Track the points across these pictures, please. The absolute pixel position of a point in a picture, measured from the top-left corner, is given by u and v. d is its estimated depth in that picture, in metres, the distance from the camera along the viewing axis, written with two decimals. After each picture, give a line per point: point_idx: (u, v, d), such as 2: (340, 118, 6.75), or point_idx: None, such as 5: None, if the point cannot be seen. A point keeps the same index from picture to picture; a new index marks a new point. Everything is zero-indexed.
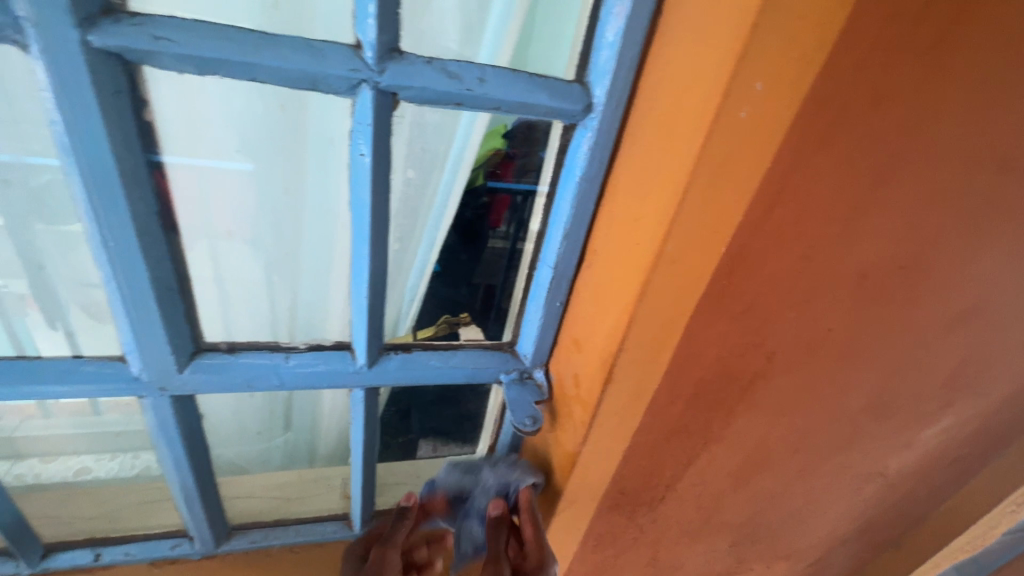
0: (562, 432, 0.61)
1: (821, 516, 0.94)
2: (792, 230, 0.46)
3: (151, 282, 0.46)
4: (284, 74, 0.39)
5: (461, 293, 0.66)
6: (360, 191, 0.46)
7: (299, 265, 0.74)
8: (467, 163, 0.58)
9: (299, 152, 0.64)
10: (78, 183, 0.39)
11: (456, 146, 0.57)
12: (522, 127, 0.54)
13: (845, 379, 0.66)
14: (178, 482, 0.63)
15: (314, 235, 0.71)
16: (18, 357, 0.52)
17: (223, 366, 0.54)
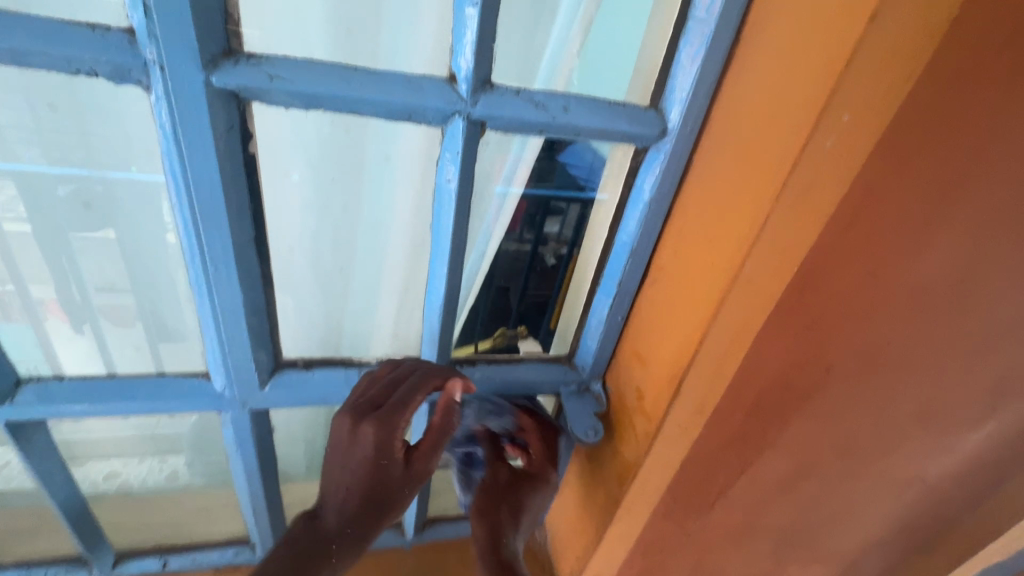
0: (623, 442, 0.63)
1: (860, 521, 0.95)
2: (863, 249, 0.48)
3: (243, 304, 0.48)
4: (385, 108, 0.41)
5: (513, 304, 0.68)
6: (444, 214, 0.48)
7: (349, 285, 0.73)
8: (520, 176, 0.57)
9: (360, 174, 0.62)
10: (187, 213, 0.42)
11: (509, 164, 0.56)
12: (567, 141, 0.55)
13: (898, 390, 0.67)
14: (249, 492, 0.65)
15: (369, 254, 0.70)
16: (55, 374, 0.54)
17: (301, 382, 0.56)
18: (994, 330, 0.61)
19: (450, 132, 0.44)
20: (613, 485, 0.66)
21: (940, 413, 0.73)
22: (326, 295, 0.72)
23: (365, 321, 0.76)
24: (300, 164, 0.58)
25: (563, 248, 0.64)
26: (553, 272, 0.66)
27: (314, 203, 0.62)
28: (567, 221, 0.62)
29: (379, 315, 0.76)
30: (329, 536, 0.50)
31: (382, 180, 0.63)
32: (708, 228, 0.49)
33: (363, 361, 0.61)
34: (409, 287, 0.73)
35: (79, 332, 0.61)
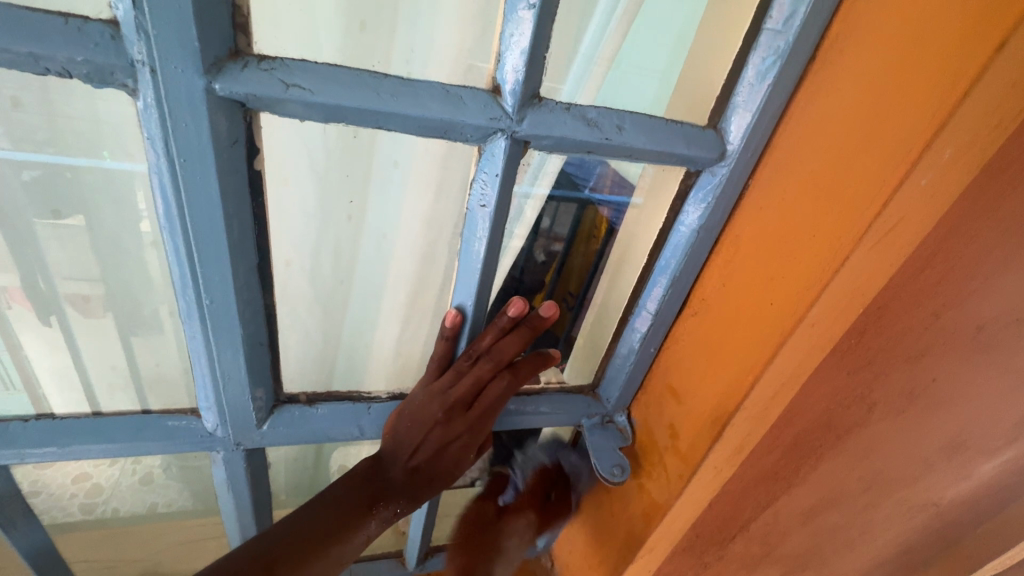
0: (650, 482, 0.58)
1: (872, 545, 0.92)
2: (933, 288, 0.44)
3: (242, 337, 0.42)
4: (416, 124, 0.35)
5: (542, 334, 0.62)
6: (475, 240, 0.43)
7: (346, 300, 0.66)
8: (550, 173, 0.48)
9: (364, 183, 0.55)
10: (179, 237, 0.35)
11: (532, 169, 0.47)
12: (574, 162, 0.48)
13: (935, 424, 0.64)
14: (240, 529, 0.59)
15: (370, 269, 0.64)
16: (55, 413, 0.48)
17: (303, 421, 0.50)
18: None
19: (489, 152, 0.38)
20: (635, 526, 0.61)
21: (968, 443, 0.70)
22: (324, 312, 0.65)
23: (363, 338, 0.70)
24: (302, 174, 0.51)
25: (554, 242, 0.56)
26: (545, 269, 0.58)
27: (316, 214, 0.55)
28: (559, 216, 0.54)
29: (378, 331, 0.69)
30: (396, 490, 0.52)
31: (390, 191, 0.57)
32: (766, 261, 0.44)
33: (373, 395, 0.55)
34: (415, 302, 0.67)
35: (46, 325, 0.53)
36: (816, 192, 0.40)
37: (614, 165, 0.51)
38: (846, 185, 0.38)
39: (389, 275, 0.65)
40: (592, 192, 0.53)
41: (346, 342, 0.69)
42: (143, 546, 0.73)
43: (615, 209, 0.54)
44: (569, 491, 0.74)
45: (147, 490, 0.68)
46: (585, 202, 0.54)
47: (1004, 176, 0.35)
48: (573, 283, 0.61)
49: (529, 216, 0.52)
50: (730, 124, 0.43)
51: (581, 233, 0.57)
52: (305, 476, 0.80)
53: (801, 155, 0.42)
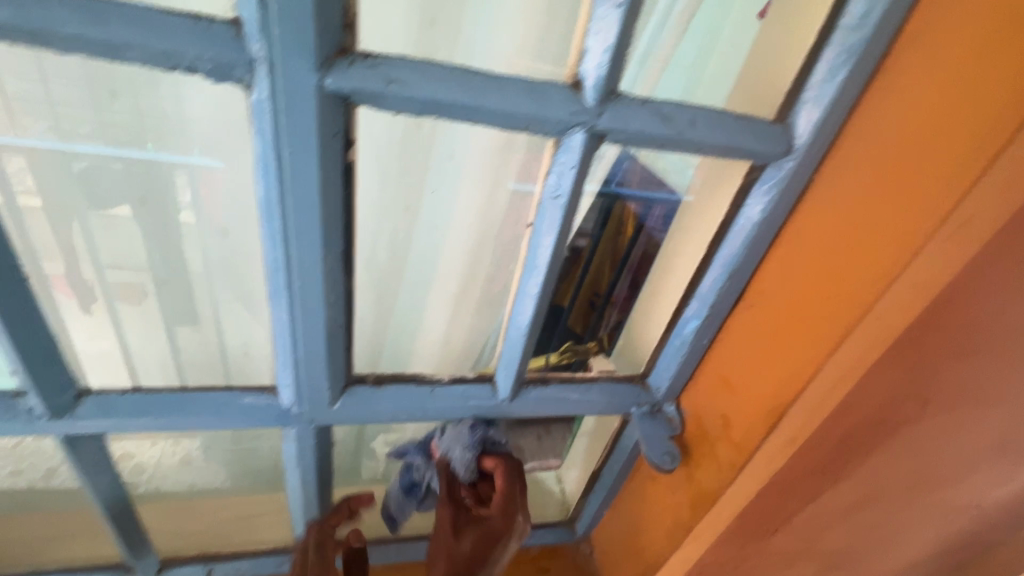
0: (699, 471, 0.59)
1: (910, 546, 0.92)
2: (999, 285, 0.44)
3: (324, 319, 0.44)
4: (502, 118, 0.36)
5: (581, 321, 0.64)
6: (545, 230, 0.44)
7: (396, 287, 0.68)
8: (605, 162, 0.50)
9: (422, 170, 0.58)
10: (279, 223, 0.38)
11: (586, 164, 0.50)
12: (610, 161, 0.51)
13: (987, 423, 0.63)
14: (303, 502, 0.62)
15: (421, 254, 0.66)
16: (144, 386, 0.51)
17: (372, 400, 0.52)
18: None
19: (567, 144, 0.39)
20: (682, 514, 0.63)
21: (1017, 444, 0.70)
22: (380, 299, 0.68)
23: (413, 326, 0.72)
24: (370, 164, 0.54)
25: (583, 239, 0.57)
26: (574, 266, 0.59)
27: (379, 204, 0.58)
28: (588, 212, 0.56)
29: (427, 318, 0.72)
30: None
31: (448, 181, 0.59)
32: (830, 254, 0.45)
33: (435, 376, 0.56)
34: (465, 290, 0.69)
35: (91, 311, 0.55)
36: (887, 186, 0.41)
37: (642, 162, 0.53)
38: (920, 179, 0.39)
39: (438, 262, 0.67)
40: (619, 187, 0.54)
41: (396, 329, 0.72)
42: (200, 527, 0.74)
43: (645, 204, 0.58)
44: (612, 480, 0.75)
45: (185, 469, 0.71)
46: (614, 197, 0.55)
47: None
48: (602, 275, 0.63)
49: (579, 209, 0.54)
50: (797, 118, 0.44)
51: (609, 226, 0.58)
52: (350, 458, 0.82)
53: (869, 150, 0.42)
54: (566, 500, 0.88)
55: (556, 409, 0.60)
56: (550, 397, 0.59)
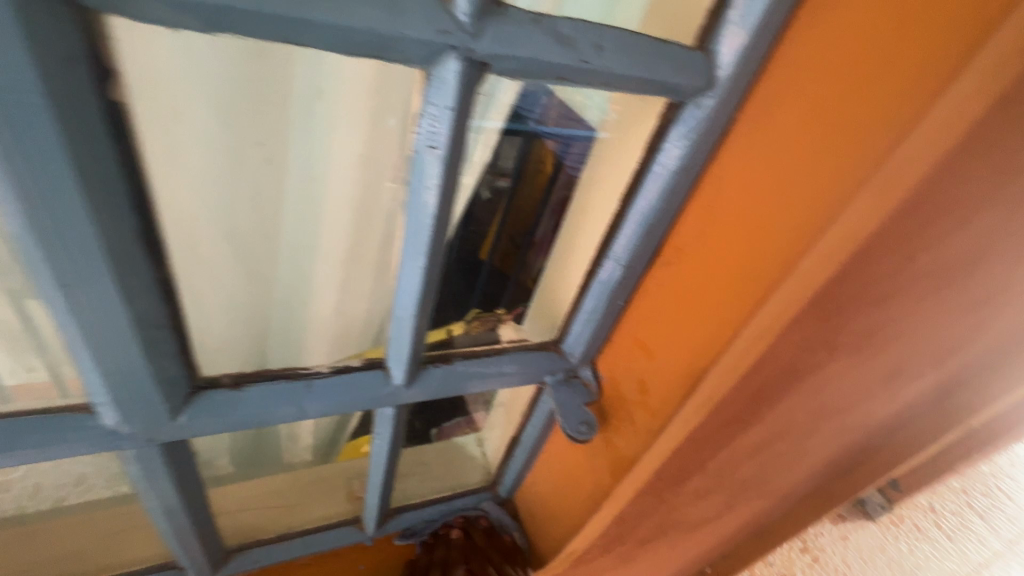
0: (617, 436, 0.57)
1: (806, 464, 0.98)
2: (914, 236, 0.42)
3: (130, 321, 0.33)
4: (339, 39, 0.26)
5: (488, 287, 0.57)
6: (424, 192, 0.35)
7: (277, 246, 0.59)
8: (503, 105, 0.42)
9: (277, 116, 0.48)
10: (12, 195, 0.26)
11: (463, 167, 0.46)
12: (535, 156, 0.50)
13: (881, 359, 0.64)
14: (167, 518, 0.52)
15: (295, 213, 0.56)
16: None
17: (230, 405, 0.43)
18: (991, 293, 0.58)
19: (437, 77, 0.30)
20: (601, 477, 0.61)
21: (906, 371, 0.73)
22: (255, 270, 0.60)
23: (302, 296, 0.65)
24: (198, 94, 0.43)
25: (499, 180, 0.49)
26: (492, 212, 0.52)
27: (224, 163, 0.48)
28: (504, 151, 0.48)
29: (316, 293, 0.65)
30: None
31: (316, 127, 0.50)
32: (755, 201, 0.40)
33: (313, 368, 0.47)
34: (352, 241, 0.59)
35: None
36: (817, 128, 0.35)
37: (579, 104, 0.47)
38: (855, 114, 0.33)
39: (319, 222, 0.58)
40: (538, 126, 0.46)
41: (280, 302, 0.64)
42: (56, 555, 0.61)
43: (563, 142, 0.48)
44: (531, 443, 0.72)
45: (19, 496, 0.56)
46: (531, 136, 0.47)
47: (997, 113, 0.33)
48: (519, 229, 0.55)
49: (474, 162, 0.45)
50: (719, 46, 0.37)
51: (529, 176, 0.51)
52: (244, 445, 0.66)
53: (808, 82, 0.35)
54: (488, 463, 0.84)
55: (463, 388, 0.54)
56: (454, 375, 0.52)
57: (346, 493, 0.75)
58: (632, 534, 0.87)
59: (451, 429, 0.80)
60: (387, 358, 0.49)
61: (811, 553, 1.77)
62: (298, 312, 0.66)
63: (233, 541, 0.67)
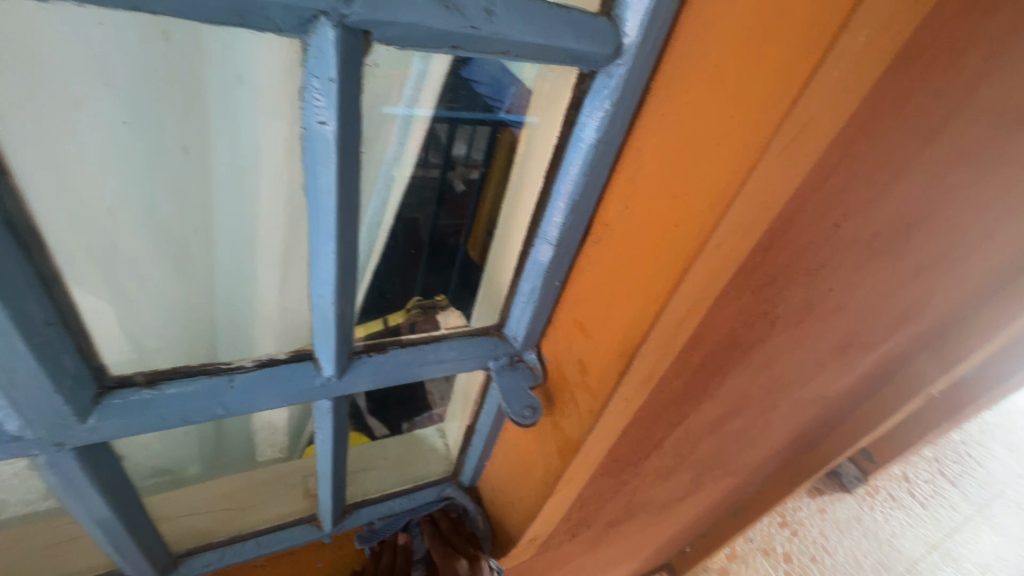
0: (563, 418, 0.56)
1: (770, 438, 0.98)
2: (835, 201, 0.42)
3: (9, 316, 0.31)
4: (194, 5, 0.25)
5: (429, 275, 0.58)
6: (321, 171, 0.34)
7: (212, 243, 0.56)
8: (435, 85, 0.43)
9: (195, 102, 0.45)
10: None
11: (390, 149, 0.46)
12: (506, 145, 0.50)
13: (827, 330, 0.65)
14: (98, 527, 0.50)
15: (226, 205, 0.53)
16: None
17: (143, 406, 0.41)
18: (929, 259, 0.59)
19: (315, 46, 0.29)
20: (551, 461, 0.60)
21: (856, 341, 0.73)
22: (188, 269, 0.57)
23: (245, 295, 0.62)
24: (100, 96, 0.41)
25: (471, 171, 0.53)
26: (459, 197, 0.55)
27: (140, 152, 0.46)
28: (474, 140, 0.50)
29: (257, 301, 0.62)
30: None
31: (236, 110, 0.47)
32: (671, 173, 0.39)
33: (237, 363, 0.46)
34: (288, 235, 0.56)
35: None
36: (721, 95, 0.35)
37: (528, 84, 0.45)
38: (752, 79, 0.33)
39: (254, 217, 0.55)
40: (506, 115, 0.48)
41: (223, 310, 0.62)
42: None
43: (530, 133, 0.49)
44: (486, 431, 0.71)
45: None
46: (500, 124, 0.49)
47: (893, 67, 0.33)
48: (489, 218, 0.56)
49: (411, 149, 0.48)
50: (624, 12, 0.36)
51: (499, 157, 0.52)
52: (192, 446, 0.65)
53: (707, 46, 0.35)
54: (450, 453, 0.83)
55: (401, 377, 0.53)
56: (388, 365, 0.51)
57: (302, 491, 0.73)
58: (598, 517, 0.87)
59: (420, 419, 0.80)
60: (315, 350, 0.48)
61: (790, 526, 1.80)
62: (242, 313, 0.62)
63: (179, 548, 0.65)
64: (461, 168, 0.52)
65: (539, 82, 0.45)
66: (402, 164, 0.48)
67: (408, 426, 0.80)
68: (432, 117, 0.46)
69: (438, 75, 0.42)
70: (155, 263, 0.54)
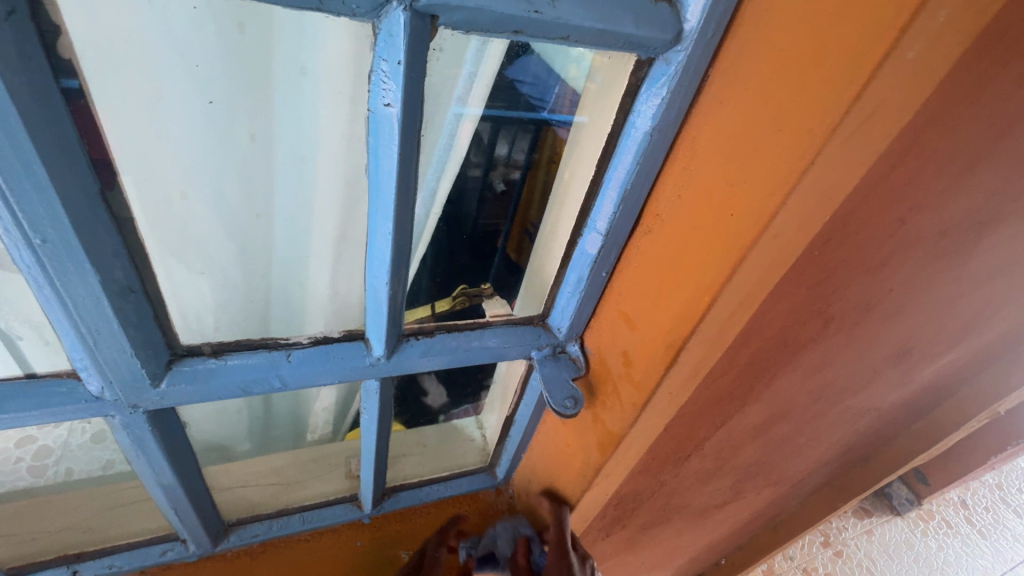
0: (605, 411, 0.56)
1: (817, 449, 0.95)
2: (903, 193, 0.40)
3: (100, 282, 0.34)
4: None
5: (478, 270, 0.58)
6: (385, 153, 0.35)
7: (272, 227, 0.59)
8: (484, 80, 0.45)
9: (266, 92, 0.48)
10: None
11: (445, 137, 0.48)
12: (545, 143, 0.51)
13: (885, 334, 0.62)
14: (162, 492, 0.54)
15: (287, 190, 0.56)
16: None
17: (209, 373, 0.44)
18: (999, 262, 0.56)
19: (384, 30, 0.30)
20: (591, 454, 0.60)
21: (916, 349, 0.70)
22: (248, 250, 0.60)
23: (299, 277, 0.64)
24: (181, 82, 0.44)
25: (513, 171, 0.53)
26: (502, 201, 0.55)
27: (212, 137, 0.48)
28: (515, 141, 0.51)
29: (309, 287, 0.64)
30: None
31: (300, 100, 0.49)
32: (728, 162, 0.39)
33: (293, 340, 0.48)
34: (344, 222, 0.59)
35: None
36: (784, 80, 0.34)
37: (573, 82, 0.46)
38: (819, 63, 0.32)
39: (312, 204, 0.57)
40: (550, 114, 0.49)
41: (278, 292, 0.64)
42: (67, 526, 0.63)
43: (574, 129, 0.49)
44: (526, 423, 0.72)
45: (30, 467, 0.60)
46: (540, 124, 0.50)
47: (971, 53, 0.31)
48: (529, 218, 0.57)
49: (461, 141, 0.49)
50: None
51: (542, 158, 0.52)
52: (245, 423, 0.68)
53: (771, 31, 0.34)
54: (488, 445, 0.84)
55: (447, 361, 0.54)
56: (434, 348, 0.52)
57: (345, 471, 0.76)
58: (633, 518, 0.86)
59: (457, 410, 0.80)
60: (366, 330, 0.49)
61: (833, 547, 1.72)
62: (295, 296, 0.65)
63: (230, 518, 0.68)
64: (498, 170, 0.53)
65: (588, 82, 0.45)
66: (453, 150, 0.49)
67: (445, 416, 0.81)
68: (479, 116, 0.48)
69: (491, 71, 0.44)
70: (218, 242, 0.57)
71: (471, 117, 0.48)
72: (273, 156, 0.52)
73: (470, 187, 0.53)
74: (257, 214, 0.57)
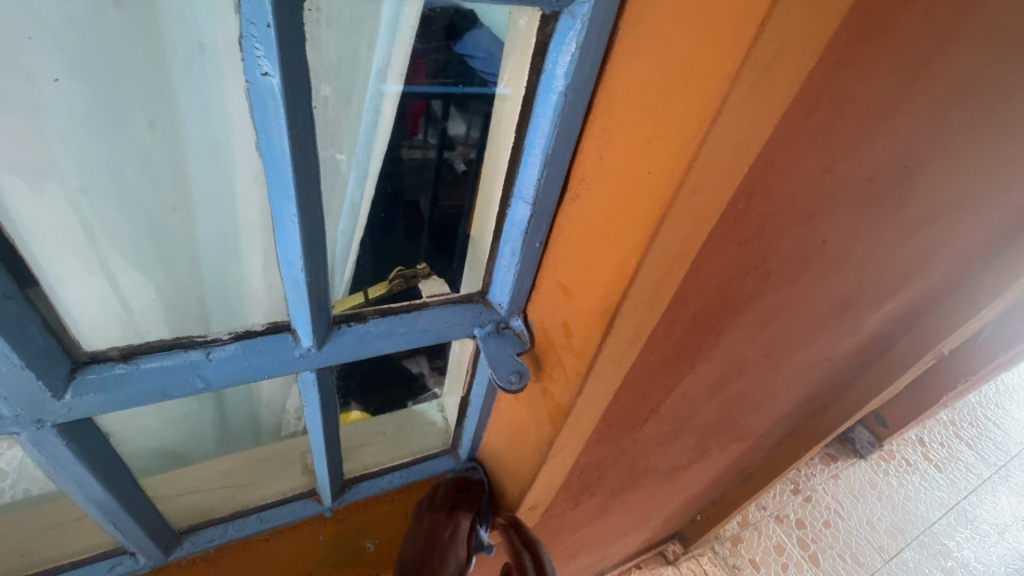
0: (551, 383, 0.56)
1: (775, 402, 0.97)
2: (822, 141, 0.40)
3: None
4: None
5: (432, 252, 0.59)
6: (272, 129, 0.32)
7: (192, 220, 0.55)
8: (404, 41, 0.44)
9: (160, 72, 0.44)
10: None
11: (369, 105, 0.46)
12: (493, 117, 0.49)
13: (826, 285, 0.62)
14: (94, 506, 0.51)
15: (203, 180, 0.52)
16: None
17: (120, 380, 0.41)
18: (929, 205, 0.56)
19: None
20: (543, 427, 0.60)
21: (858, 298, 0.71)
22: (170, 246, 0.56)
23: (231, 272, 0.60)
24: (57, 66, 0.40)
25: (468, 151, 0.52)
26: (460, 180, 0.55)
27: (105, 125, 0.44)
28: (468, 118, 0.50)
29: (244, 282, 0.61)
30: None
31: (201, 79, 0.45)
32: (643, 117, 0.37)
33: (213, 337, 0.46)
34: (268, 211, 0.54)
35: None
36: (694, 26, 0.32)
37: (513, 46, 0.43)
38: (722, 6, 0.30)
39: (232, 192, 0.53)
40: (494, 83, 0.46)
41: (212, 289, 0.61)
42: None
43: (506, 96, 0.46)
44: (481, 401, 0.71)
45: None
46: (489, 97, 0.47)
47: None
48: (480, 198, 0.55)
49: (387, 115, 0.48)
50: None
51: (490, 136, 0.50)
52: (185, 428, 0.66)
53: None
54: (448, 427, 0.82)
55: (385, 346, 0.52)
56: (368, 334, 0.50)
57: (301, 466, 0.74)
58: (600, 485, 0.87)
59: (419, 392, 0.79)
60: (292, 321, 0.47)
61: (802, 493, 1.79)
62: (230, 291, 0.61)
63: (182, 525, 0.66)
64: (457, 146, 0.53)
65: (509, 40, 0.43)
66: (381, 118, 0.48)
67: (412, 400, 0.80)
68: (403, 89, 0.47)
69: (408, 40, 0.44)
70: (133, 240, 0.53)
71: (395, 92, 0.47)
72: (180, 142, 0.48)
73: (426, 163, 0.55)
74: (173, 208, 0.53)
